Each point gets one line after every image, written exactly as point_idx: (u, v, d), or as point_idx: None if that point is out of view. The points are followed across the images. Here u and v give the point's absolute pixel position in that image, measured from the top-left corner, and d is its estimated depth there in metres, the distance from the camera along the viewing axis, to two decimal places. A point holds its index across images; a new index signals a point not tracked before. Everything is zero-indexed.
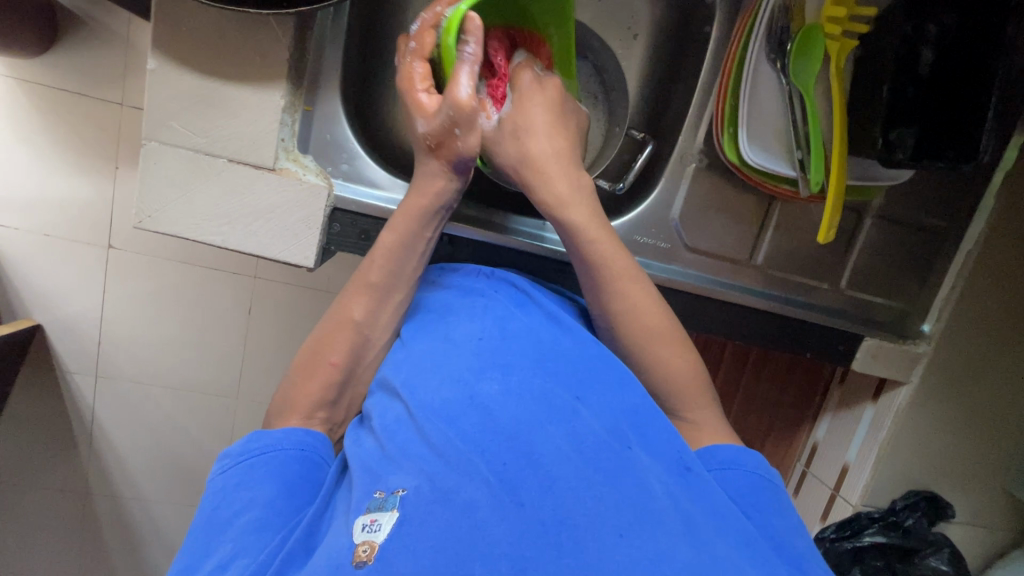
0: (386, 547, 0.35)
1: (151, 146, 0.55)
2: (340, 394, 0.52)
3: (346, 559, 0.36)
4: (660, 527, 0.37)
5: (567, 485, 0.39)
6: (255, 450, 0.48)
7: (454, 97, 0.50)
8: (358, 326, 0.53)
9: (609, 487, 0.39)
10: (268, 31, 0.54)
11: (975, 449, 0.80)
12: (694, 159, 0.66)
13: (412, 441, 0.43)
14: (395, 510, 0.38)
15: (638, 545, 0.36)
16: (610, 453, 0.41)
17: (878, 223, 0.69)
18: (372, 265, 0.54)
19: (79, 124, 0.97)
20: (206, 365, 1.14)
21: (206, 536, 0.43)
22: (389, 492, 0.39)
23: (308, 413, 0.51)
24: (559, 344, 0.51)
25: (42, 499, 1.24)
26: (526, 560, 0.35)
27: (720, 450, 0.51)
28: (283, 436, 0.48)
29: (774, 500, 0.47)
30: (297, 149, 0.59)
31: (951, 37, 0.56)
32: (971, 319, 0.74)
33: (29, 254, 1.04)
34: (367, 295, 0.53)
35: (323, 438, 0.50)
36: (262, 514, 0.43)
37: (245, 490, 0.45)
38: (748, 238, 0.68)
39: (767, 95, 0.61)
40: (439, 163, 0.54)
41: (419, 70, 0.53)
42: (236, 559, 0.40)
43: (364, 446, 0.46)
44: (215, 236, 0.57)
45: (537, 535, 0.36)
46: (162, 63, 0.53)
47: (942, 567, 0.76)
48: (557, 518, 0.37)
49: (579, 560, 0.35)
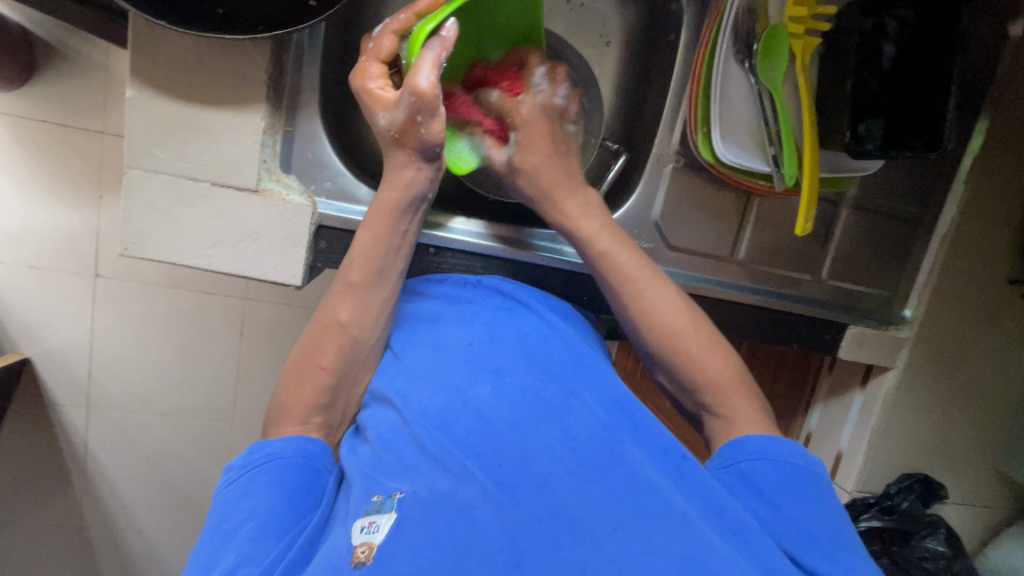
0: (383, 548, 0.36)
1: (134, 173, 0.55)
2: (333, 398, 0.52)
3: (345, 560, 0.36)
4: (655, 517, 0.38)
5: (561, 479, 0.40)
6: (259, 458, 0.47)
7: (412, 88, 0.48)
8: (343, 327, 0.53)
9: (604, 479, 0.40)
10: (245, 54, 0.55)
11: (965, 429, 0.81)
12: (671, 160, 0.67)
13: (411, 446, 0.44)
14: (393, 512, 0.38)
15: (634, 535, 0.36)
16: (603, 445, 0.43)
17: (855, 213, 0.70)
18: (353, 265, 0.53)
19: (60, 155, 0.97)
20: (198, 388, 1.13)
21: (215, 542, 0.43)
22: (386, 495, 0.40)
23: (304, 419, 0.50)
24: (549, 345, 0.52)
25: (36, 533, 1.22)
26: (523, 554, 0.35)
27: (753, 438, 0.50)
28: (284, 445, 0.48)
29: (809, 492, 0.46)
30: (279, 170, 0.60)
31: (910, 31, 0.58)
32: (952, 301, 0.76)
33: (15, 287, 1.03)
34: (353, 296, 0.53)
35: (323, 445, 0.50)
36: (263, 521, 0.43)
37: (248, 501, 0.44)
38: (729, 235, 0.70)
39: (737, 94, 0.63)
40: (405, 153, 0.53)
41: (374, 69, 0.53)
42: (241, 566, 0.40)
43: (361, 454, 0.47)
44: (202, 259, 0.58)
45: (534, 529, 0.36)
46: (140, 91, 0.54)
47: (940, 548, 0.76)
48: (554, 512, 0.37)
49: (575, 549, 0.35)
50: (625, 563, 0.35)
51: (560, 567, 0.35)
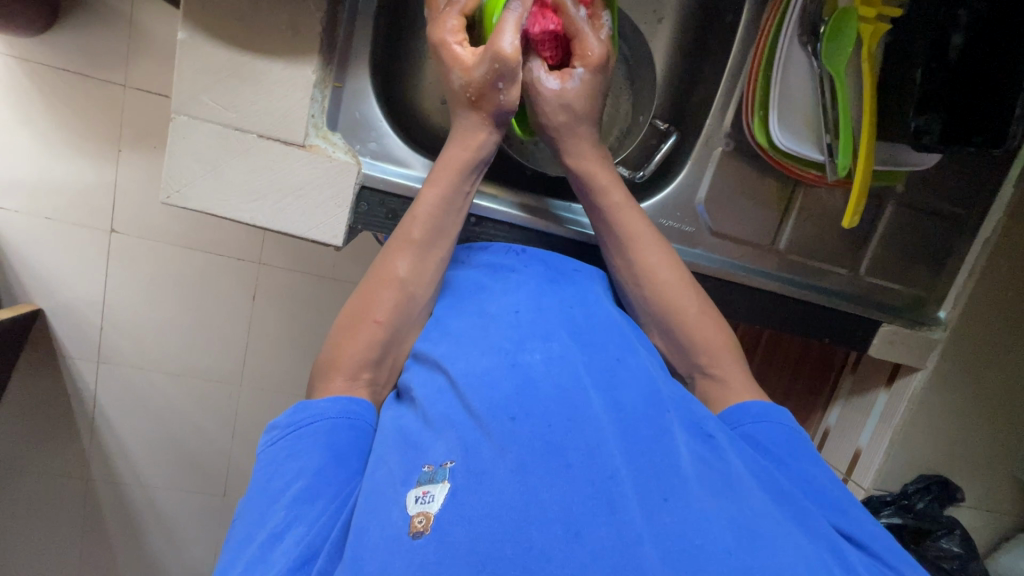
0: (441, 517, 0.32)
1: (180, 120, 0.54)
2: (385, 353, 0.49)
3: (402, 530, 0.32)
4: (702, 486, 0.34)
5: (615, 446, 0.35)
6: (301, 420, 0.44)
7: (497, 52, 0.50)
8: (402, 283, 0.51)
9: (656, 445, 0.36)
10: (299, 5, 0.53)
11: (985, 434, 0.81)
12: (720, 143, 0.66)
13: (453, 409, 0.39)
14: (447, 482, 0.34)
15: (685, 505, 0.33)
16: (650, 417, 0.39)
17: (900, 210, 0.69)
18: (414, 222, 0.52)
19: (86, 104, 0.95)
20: (212, 348, 1.13)
21: (262, 501, 0.40)
22: (437, 464, 0.35)
23: (353, 373, 0.48)
24: (591, 316, 0.49)
25: (44, 482, 1.22)
26: (579, 524, 0.31)
27: (753, 404, 0.49)
28: (328, 406, 0.45)
29: (810, 456, 0.47)
30: (325, 127, 0.59)
31: (983, 22, 0.56)
32: (986, 307, 0.75)
33: (33, 236, 1.02)
34: (412, 258, 0.52)
35: (369, 406, 0.46)
36: (311, 484, 0.40)
37: (295, 461, 0.41)
38: (771, 224, 0.69)
39: (797, 78, 0.61)
40: (479, 115, 0.54)
41: (453, 23, 0.53)
42: (291, 528, 0.38)
43: (403, 418, 0.42)
44: (245, 213, 0.57)
45: (590, 497, 0.33)
46: (189, 36, 0.52)
47: (955, 549, 0.76)
48: (607, 476, 0.33)
49: (631, 519, 0.32)
50: (681, 534, 0.32)
51: (619, 536, 0.31)
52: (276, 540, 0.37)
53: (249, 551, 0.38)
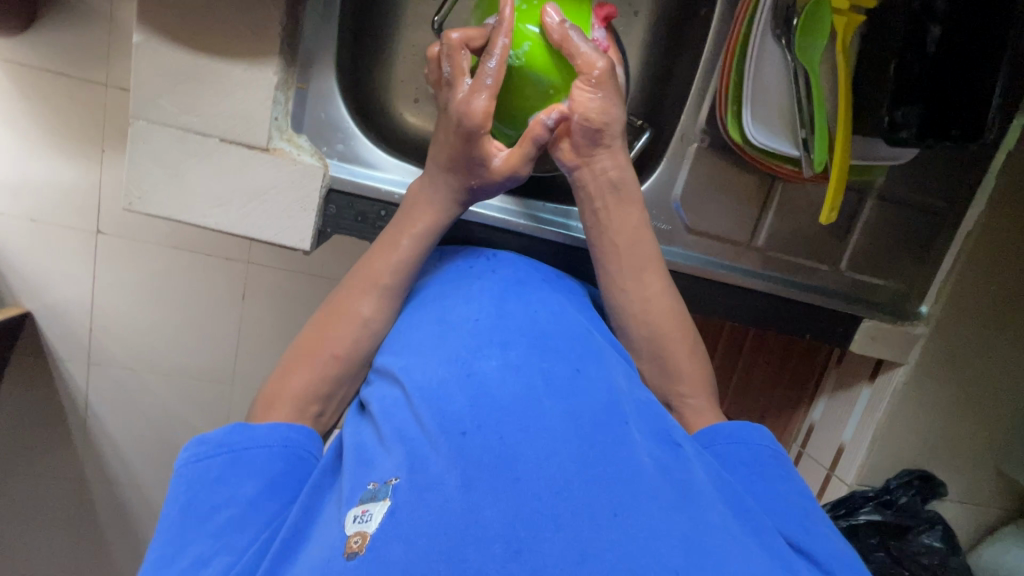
0: (377, 536, 0.32)
1: (139, 124, 0.53)
2: (336, 386, 0.50)
3: (338, 551, 0.32)
4: (650, 499, 0.34)
5: (568, 459, 0.35)
6: (237, 444, 0.43)
7: (535, 143, 0.51)
8: (365, 321, 0.52)
9: (611, 457, 0.36)
10: (258, 4, 0.52)
11: (970, 429, 0.81)
12: (695, 140, 0.65)
13: (407, 424, 0.39)
14: (388, 499, 0.34)
15: (636, 522, 0.32)
16: (606, 430, 0.38)
17: (880, 205, 0.68)
18: (373, 266, 0.53)
19: (56, 104, 0.93)
20: (198, 349, 1.12)
21: (185, 525, 0.40)
22: (382, 481, 0.35)
23: (304, 408, 0.48)
24: (556, 325, 0.48)
25: (35, 485, 1.22)
26: (522, 541, 0.30)
27: (724, 427, 0.49)
28: (269, 432, 0.44)
29: (781, 474, 0.46)
30: (290, 129, 0.58)
31: (960, 12, 0.54)
32: (971, 301, 0.74)
33: (15, 239, 1.01)
34: (372, 292, 0.52)
35: (308, 432, 0.47)
36: (243, 513, 0.40)
37: (227, 487, 0.41)
38: (749, 220, 0.68)
39: (771, 72, 0.60)
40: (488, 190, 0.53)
41: (486, 105, 0.50)
42: (217, 556, 0.38)
43: (363, 433, 0.42)
44: (209, 218, 0.56)
45: (538, 511, 0.32)
46: (147, 38, 0.51)
47: (936, 544, 0.76)
48: (554, 490, 0.33)
49: (576, 533, 0.31)
50: (626, 553, 0.30)
51: (561, 552, 0.30)
52: (202, 567, 0.38)
53: (175, 573, 0.38)
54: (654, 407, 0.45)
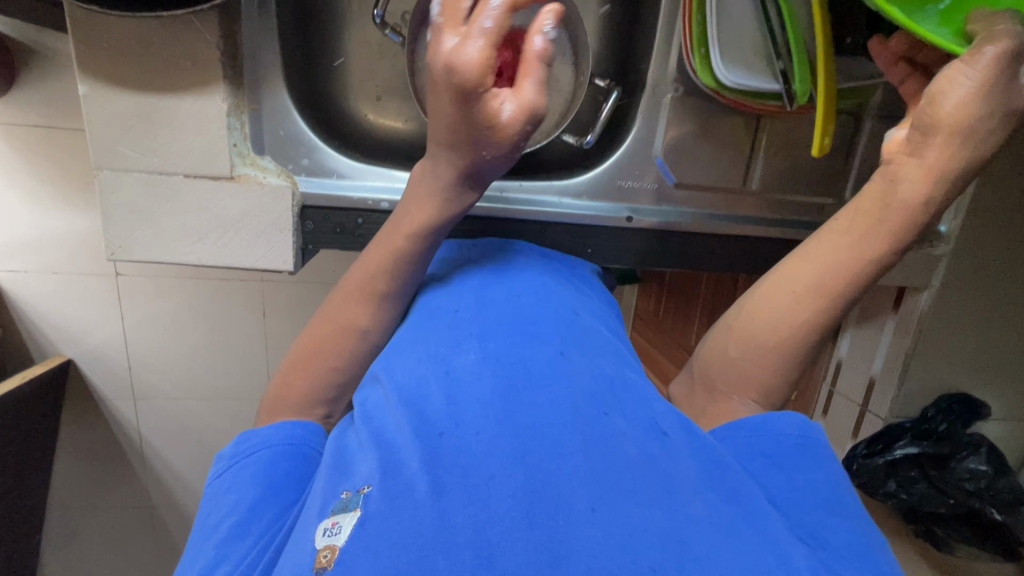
0: (345, 550, 0.31)
1: (104, 175, 0.53)
2: (343, 392, 0.51)
3: (307, 565, 0.31)
4: (631, 497, 0.33)
5: (543, 456, 0.34)
6: (246, 449, 0.46)
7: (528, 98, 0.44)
8: (360, 331, 0.51)
9: (590, 449, 0.35)
10: (194, 32, 0.51)
11: (1011, 342, 0.77)
12: (670, 89, 0.62)
13: (385, 427, 0.39)
14: (358, 510, 0.33)
15: (614, 519, 0.31)
16: (584, 421, 0.37)
17: (880, 124, 0.63)
18: (355, 282, 0.52)
19: (48, 157, 0.94)
20: (230, 370, 1.16)
21: (200, 536, 0.41)
22: (355, 491, 0.35)
23: (306, 412, 0.50)
24: (538, 314, 0.47)
25: (110, 517, 1.29)
26: (491, 546, 0.30)
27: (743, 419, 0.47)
28: (272, 433, 0.47)
29: (802, 461, 0.43)
30: (252, 153, 0.57)
31: None
32: (997, 210, 0.70)
33: (41, 292, 1.04)
34: (369, 299, 0.51)
35: (314, 428, 0.48)
36: (242, 518, 0.40)
37: (233, 494, 0.42)
38: (741, 164, 0.64)
39: (736, 5, 0.56)
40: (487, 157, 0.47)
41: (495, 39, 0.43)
42: (218, 565, 0.37)
43: (347, 438, 0.42)
44: (190, 256, 0.56)
45: (515, 513, 0.31)
46: (93, 86, 0.51)
47: (982, 468, 0.72)
48: (529, 488, 0.32)
49: (552, 535, 0.30)
50: (600, 551, 0.30)
51: (532, 557, 0.29)
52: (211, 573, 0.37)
53: None
54: (644, 391, 0.44)
